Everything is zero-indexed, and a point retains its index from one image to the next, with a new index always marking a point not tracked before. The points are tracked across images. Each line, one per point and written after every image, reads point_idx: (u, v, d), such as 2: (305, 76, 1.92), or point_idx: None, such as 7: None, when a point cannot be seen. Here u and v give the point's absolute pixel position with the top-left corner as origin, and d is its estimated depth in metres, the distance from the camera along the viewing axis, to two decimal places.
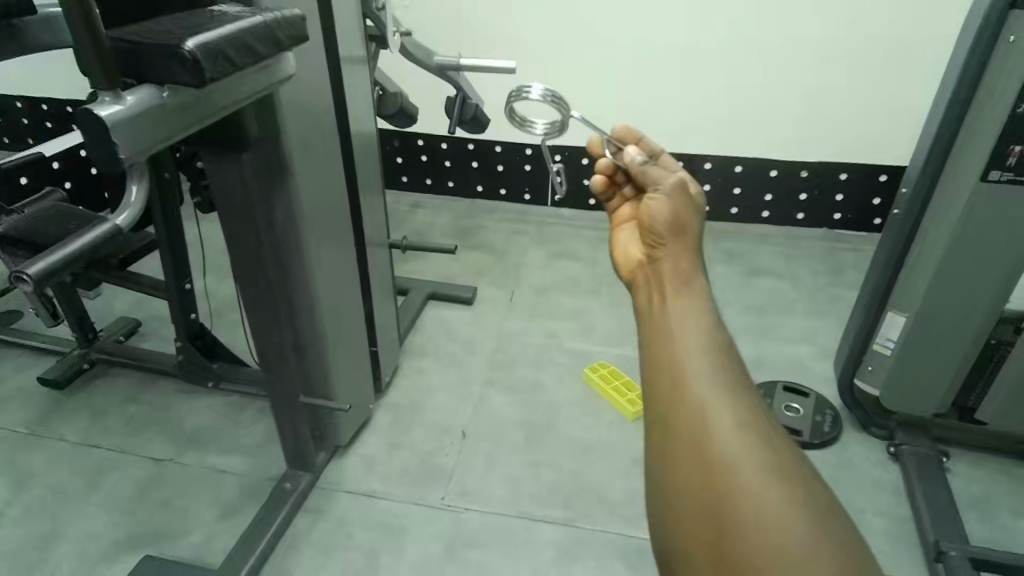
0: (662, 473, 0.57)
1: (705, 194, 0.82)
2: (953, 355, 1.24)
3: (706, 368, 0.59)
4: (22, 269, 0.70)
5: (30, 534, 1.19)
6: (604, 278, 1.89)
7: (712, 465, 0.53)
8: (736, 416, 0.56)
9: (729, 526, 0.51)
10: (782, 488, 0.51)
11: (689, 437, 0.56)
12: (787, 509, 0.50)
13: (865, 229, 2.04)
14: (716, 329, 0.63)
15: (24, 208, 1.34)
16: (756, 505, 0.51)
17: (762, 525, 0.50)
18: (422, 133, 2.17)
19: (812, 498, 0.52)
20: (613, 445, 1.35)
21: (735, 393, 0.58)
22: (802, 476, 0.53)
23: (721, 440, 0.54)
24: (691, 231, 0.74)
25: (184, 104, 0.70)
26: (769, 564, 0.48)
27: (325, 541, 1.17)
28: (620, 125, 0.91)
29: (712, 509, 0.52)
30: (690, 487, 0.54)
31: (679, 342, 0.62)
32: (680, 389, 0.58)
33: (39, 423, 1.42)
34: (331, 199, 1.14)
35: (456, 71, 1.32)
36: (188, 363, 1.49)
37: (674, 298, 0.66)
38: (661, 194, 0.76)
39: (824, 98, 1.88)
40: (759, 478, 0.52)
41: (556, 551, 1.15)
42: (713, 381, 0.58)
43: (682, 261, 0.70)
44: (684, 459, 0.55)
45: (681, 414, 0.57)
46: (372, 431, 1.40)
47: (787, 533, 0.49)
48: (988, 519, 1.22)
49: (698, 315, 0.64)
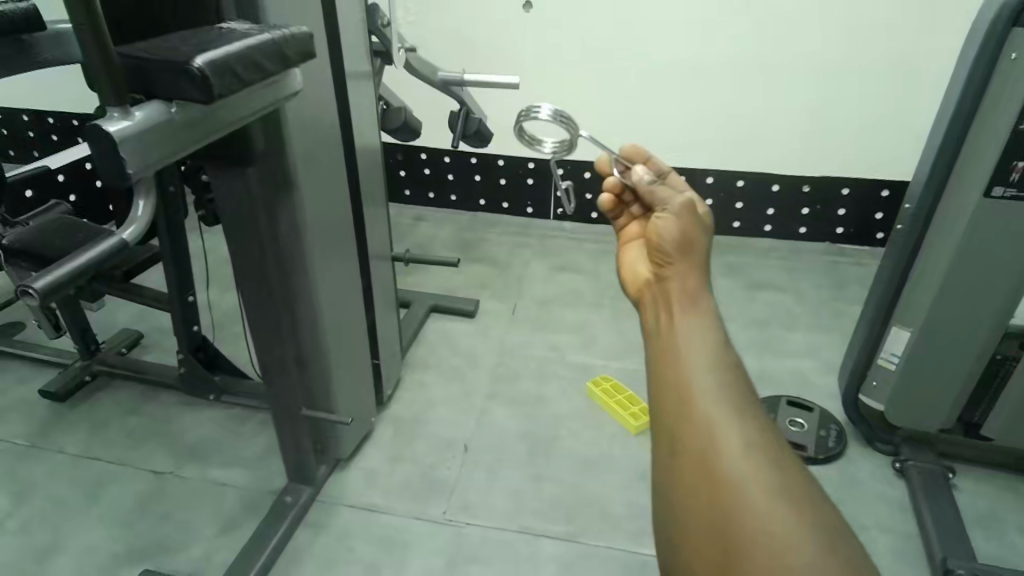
0: (669, 489, 0.57)
1: (712, 212, 0.82)
2: (958, 370, 1.24)
3: (714, 386, 0.59)
4: (28, 283, 0.69)
5: (29, 546, 1.19)
6: (606, 291, 1.89)
7: (719, 483, 0.53)
8: (745, 436, 0.56)
9: (735, 544, 0.50)
10: (790, 509, 0.51)
11: (696, 454, 0.56)
12: (794, 529, 0.50)
13: (867, 243, 2.04)
14: (724, 349, 0.63)
15: (30, 220, 1.35)
16: (761, 523, 0.50)
17: (768, 543, 0.49)
18: (425, 146, 2.18)
19: (820, 521, 0.51)
20: (616, 460, 1.35)
21: (743, 412, 0.58)
22: (810, 498, 0.52)
23: (729, 458, 0.54)
24: (699, 249, 0.74)
25: (191, 120, 0.71)
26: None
27: (326, 555, 1.16)
28: (628, 144, 0.91)
29: (719, 527, 0.52)
30: (697, 504, 0.54)
31: (687, 359, 0.62)
32: (687, 405, 0.58)
33: (39, 435, 1.42)
34: (335, 212, 1.14)
35: (460, 86, 1.33)
36: (190, 375, 1.49)
37: (681, 316, 0.66)
38: (669, 213, 0.76)
39: (826, 112, 1.88)
40: (767, 498, 0.51)
41: (558, 566, 1.14)
42: (720, 399, 0.58)
43: (689, 281, 0.70)
44: (691, 476, 0.55)
45: (688, 431, 0.57)
46: (374, 444, 1.39)
47: (795, 555, 0.48)
48: (995, 536, 1.20)
49: (705, 333, 0.64)
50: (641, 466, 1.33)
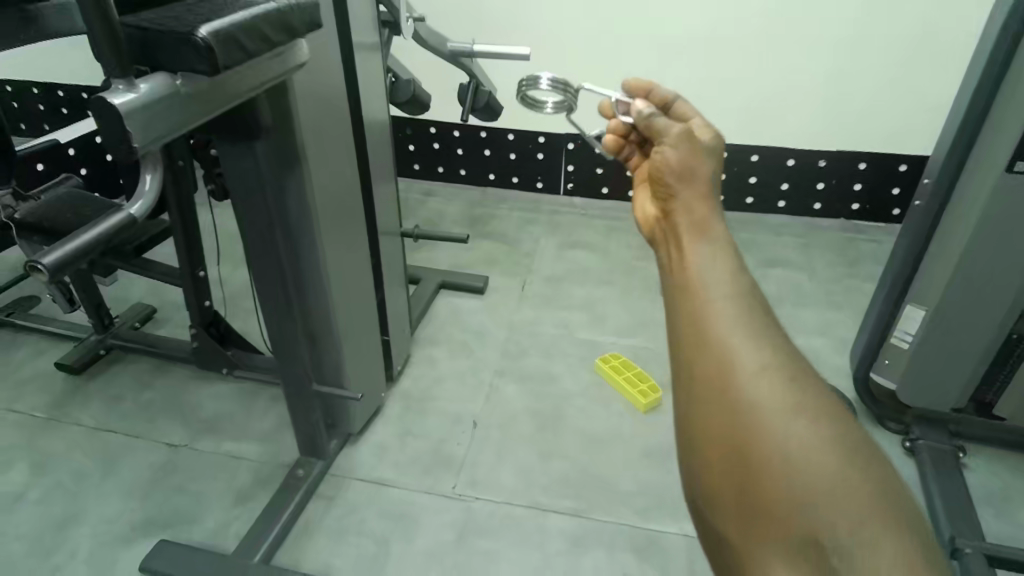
0: (686, 422, 0.52)
1: (722, 135, 0.78)
2: (973, 348, 1.22)
3: (729, 308, 0.54)
4: (38, 258, 0.69)
5: (48, 517, 1.21)
6: (615, 268, 1.87)
7: (737, 407, 0.48)
8: (762, 355, 0.50)
9: (750, 472, 0.46)
10: (813, 427, 0.46)
11: (711, 379, 0.50)
12: (819, 448, 0.45)
13: (882, 220, 2.02)
14: (735, 265, 0.58)
15: (41, 194, 1.35)
16: (783, 443, 0.46)
17: (789, 464, 0.45)
18: (434, 121, 2.15)
19: (843, 433, 0.46)
20: (625, 437, 1.35)
21: (760, 331, 0.52)
22: (831, 410, 0.48)
23: (747, 383, 0.49)
24: (703, 176, 0.70)
25: (198, 92, 0.70)
26: (794, 508, 0.44)
27: (339, 528, 1.18)
28: (629, 77, 0.88)
29: (737, 453, 0.47)
30: (712, 433, 0.49)
31: (692, 279, 0.57)
32: (700, 329, 0.53)
33: (55, 407, 1.44)
34: (343, 189, 1.14)
35: (469, 57, 1.31)
36: (202, 352, 1.45)
37: (690, 241, 0.61)
38: (672, 143, 0.73)
39: (842, 82, 1.83)
40: (790, 418, 0.47)
41: (567, 541, 1.15)
42: (736, 320, 0.53)
43: (697, 207, 0.65)
44: (708, 405, 0.50)
45: (702, 357, 0.52)
46: (384, 419, 1.41)
47: (818, 478, 0.44)
48: (1004, 515, 1.20)
49: (717, 255, 0.59)
50: (649, 443, 1.34)
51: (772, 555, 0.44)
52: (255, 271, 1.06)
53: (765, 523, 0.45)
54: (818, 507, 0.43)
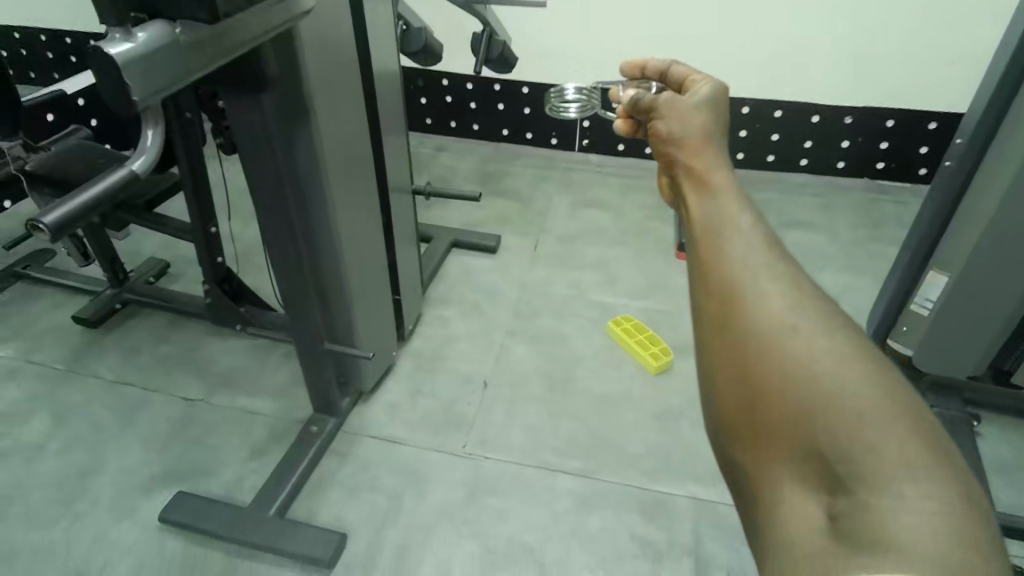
0: (699, 356, 0.46)
1: (726, 89, 0.69)
2: (997, 316, 1.19)
3: (736, 240, 0.46)
4: (40, 217, 0.68)
5: (71, 466, 1.25)
6: (630, 229, 1.84)
7: (744, 334, 0.42)
8: (772, 279, 0.43)
9: (757, 396, 0.41)
10: (828, 346, 0.39)
11: (717, 311, 0.44)
12: (823, 361, 0.38)
13: (908, 180, 1.96)
14: (744, 203, 0.50)
15: (52, 146, 1.32)
16: (791, 362, 0.39)
17: (798, 390, 0.38)
18: (446, 72, 2.09)
19: (863, 346, 0.39)
20: (636, 398, 1.35)
21: (773, 260, 0.45)
22: (847, 325, 0.40)
23: (754, 309, 0.42)
24: (706, 131, 0.60)
25: (200, 41, 0.67)
26: (799, 424, 0.38)
27: (351, 483, 1.21)
28: (625, 63, 0.87)
29: (746, 380, 0.41)
30: (722, 362, 0.43)
31: (696, 225, 0.49)
32: (704, 263, 0.46)
33: (75, 360, 1.47)
34: (350, 142, 1.10)
35: (483, 5, 1.25)
36: (215, 306, 1.47)
37: (694, 196, 0.53)
38: (664, 115, 0.65)
39: (874, 33, 1.73)
40: (802, 339, 0.40)
41: (575, 501, 1.17)
42: (744, 247, 0.45)
43: (701, 161, 0.55)
44: (716, 335, 0.44)
45: (707, 288, 0.45)
46: (396, 377, 1.42)
47: (822, 394, 0.37)
48: (1015, 484, 1.20)
49: (722, 200, 0.50)
50: (659, 406, 1.34)
51: (783, 474, 0.39)
52: (264, 224, 1.05)
53: (774, 446, 0.40)
54: (819, 420, 0.37)
